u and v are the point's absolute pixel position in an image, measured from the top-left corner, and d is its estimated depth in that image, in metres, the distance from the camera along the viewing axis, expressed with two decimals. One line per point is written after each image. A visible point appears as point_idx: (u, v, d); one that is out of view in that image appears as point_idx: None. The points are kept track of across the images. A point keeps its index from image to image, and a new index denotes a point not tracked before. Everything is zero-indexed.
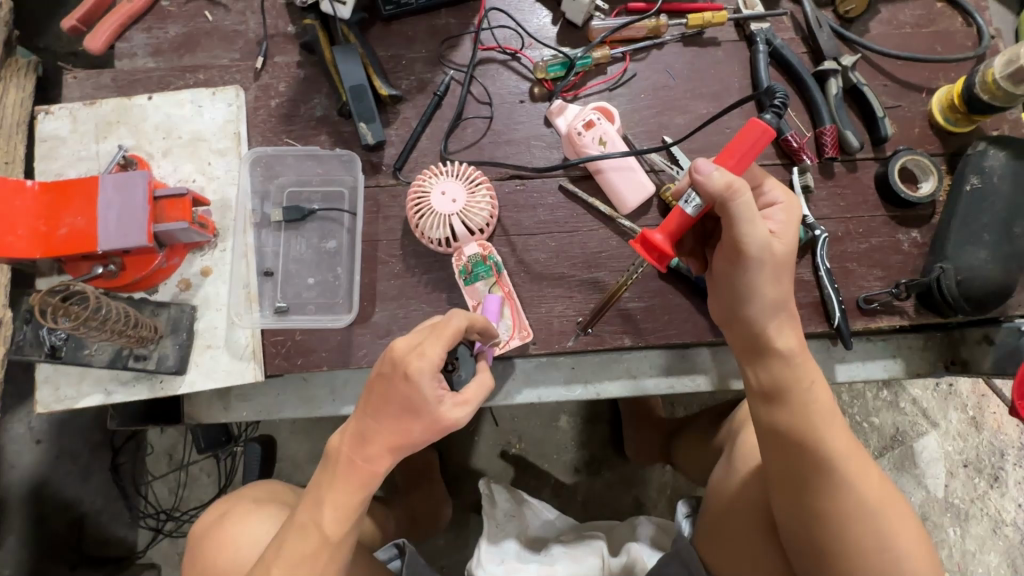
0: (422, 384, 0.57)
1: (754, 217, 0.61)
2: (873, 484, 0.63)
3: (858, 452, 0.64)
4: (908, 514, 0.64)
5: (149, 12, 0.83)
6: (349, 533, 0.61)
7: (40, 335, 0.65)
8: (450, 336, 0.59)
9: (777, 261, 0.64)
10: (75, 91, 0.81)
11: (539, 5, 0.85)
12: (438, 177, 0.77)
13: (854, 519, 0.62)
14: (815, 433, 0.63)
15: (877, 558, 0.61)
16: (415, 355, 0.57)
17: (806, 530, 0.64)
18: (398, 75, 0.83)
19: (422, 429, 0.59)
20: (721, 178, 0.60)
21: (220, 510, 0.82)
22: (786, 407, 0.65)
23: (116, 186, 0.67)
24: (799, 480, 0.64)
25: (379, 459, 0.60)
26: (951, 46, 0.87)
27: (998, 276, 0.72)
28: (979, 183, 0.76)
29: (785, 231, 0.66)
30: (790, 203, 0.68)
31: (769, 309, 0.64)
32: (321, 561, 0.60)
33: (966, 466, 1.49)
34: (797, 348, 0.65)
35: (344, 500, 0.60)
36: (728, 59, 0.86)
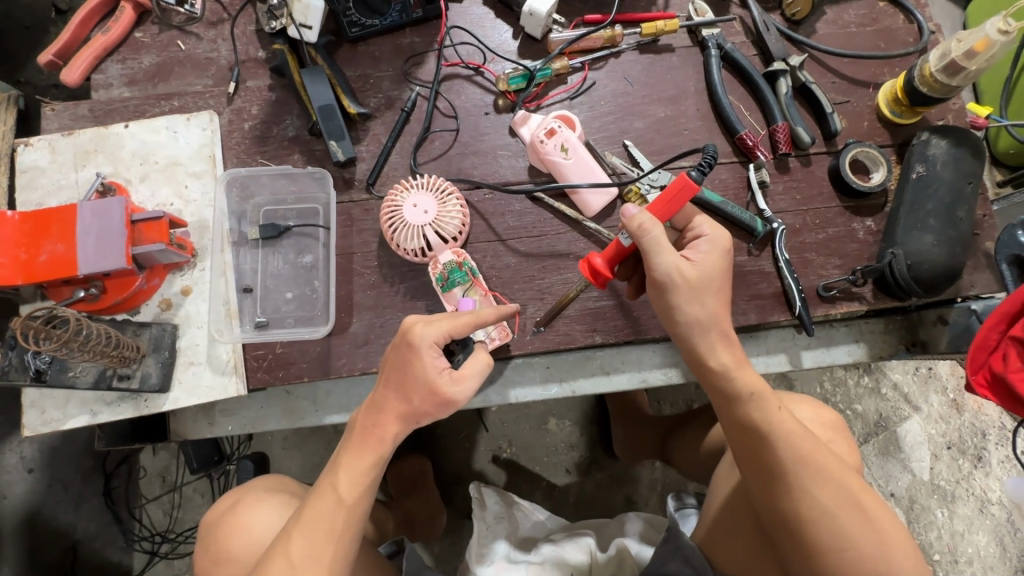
0: (422, 352, 0.62)
1: (663, 249, 0.68)
2: (830, 485, 0.63)
3: (812, 454, 0.64)
4: (876, 512, 0.63)
5: (123, 44, 0.86)
6: (365, 496, 0.63)
7: (24, 359, 0.68)
8: (460, 324, 0.65)
9: (691, 285, 0.69)
10: (54, 123, 0.84)
11: (499, 21, 0.89)
12: (410, 191, 0.79)
13: (811, 522, 0.62)
14: (762, 441, 0.65)
15: (834, 557, 0.62)
16: (420, 324, 0.63)
17: (775, 528, 0.66)
18: (367, 94, 0.86)
19: (423, 400, 0.63)
20: (636, 220, 0.67)
21: (233, 500, 0.84)
22: (737, 416, 0.68)
23: (95, 212, 0.69)
24: (758, 482, 0.67)
25: (387, 424, 0.63)
26: (894, 42, 0.91)
27: (945, 259, 0.76)
28: (924, 171, 0.79)
29: (703, 260, 0.70)
30: (716, 235, 0.72)
31: (693, 327, 0.69)
32: (338, 522, 0.61)
33: (949, 448, 1.52)
34: (731, 364, 0.69)
35: (359, 464, 0.63)
36: (683, 63, 0.90)
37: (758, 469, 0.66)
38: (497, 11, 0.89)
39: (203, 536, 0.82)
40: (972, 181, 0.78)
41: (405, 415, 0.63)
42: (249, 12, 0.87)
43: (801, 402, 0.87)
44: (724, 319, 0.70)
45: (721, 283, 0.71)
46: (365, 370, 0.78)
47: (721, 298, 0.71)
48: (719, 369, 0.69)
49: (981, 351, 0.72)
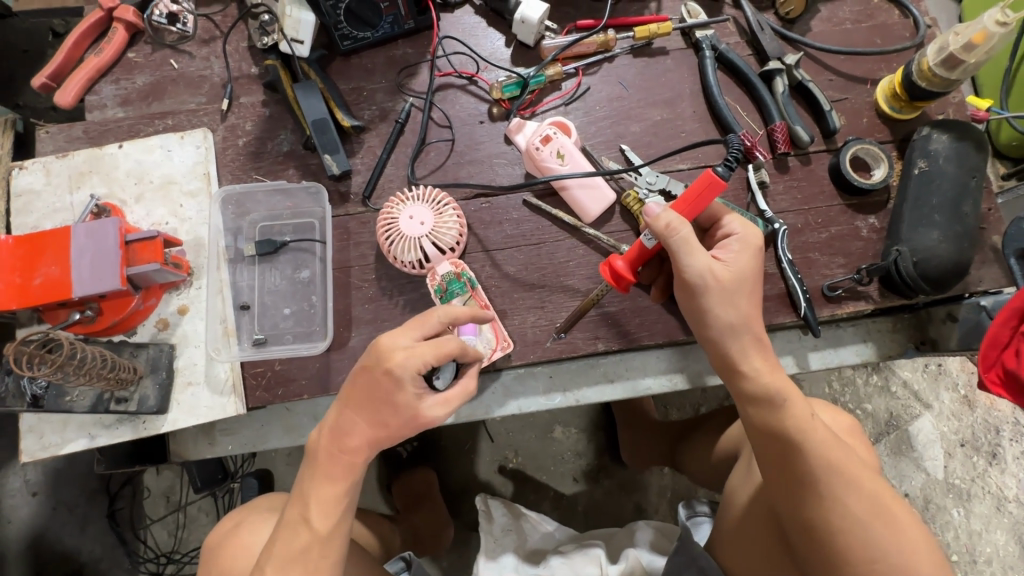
0: (403, 383, 0.60)
1: (692, 250, 0.67)
2: (860, 493, 0.60)
3: (841, 460, 0.61)
4: (910, 525, 0.59)
5: (116, 64, 0.86)
6: (340, 524, 0.63)
7: (22, 385, 0.67)
8: (441, 351, 0.61)
9: (723, 286, 0.67)
10: (49, 145, 0.84)
11: (492, 29, 0.89)
12: (405, 203, 0.78)
13: (840, 532, 0.59)
14: (790, 446, 0.63)
15: (864, 569, 0.58)
16: (398, 354, 0.60)
17: (799, 539, 0.63)
18: (360, 106, 0.86)
19: (401, 424, 0.62)
20: (661, 219, 0.66)
21: (234, 520, 0.83)
22: (763, 421, 0.65)
23: (88, 233, 0.69)
24: (783, 489, 0.64)
25: (358, 450, 0.62)
26: (890, 38, 0.90)
27: (952, 255, 0.74)
28: (926, 166, 0.78)
29: (735, 260, 0.69)
30: (747, 233, 0.71)
31: (725, 332, 0.67)
32: (311, 557, 0.61)
33: (963, 445, 1.49)
34: (763, 369, 0.66)
35: (330, 492, 0.62)
36: (678, 66, 0.89)
37: (785, 476, 0.63)
38: (490, 19, 0.89)
39: (204, 559, 0.81)
40: (977, 175, 0.77)
41: (376, 438, 0.63)
42: (241, 29, 0.87)
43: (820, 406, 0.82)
44: (757, 322, 0.68)
45: (754, 284, 0.69)
46: None
47: (754, 299, 0.69)
48: (751, 373, 0.66)
49: (993, 348, 0.71)
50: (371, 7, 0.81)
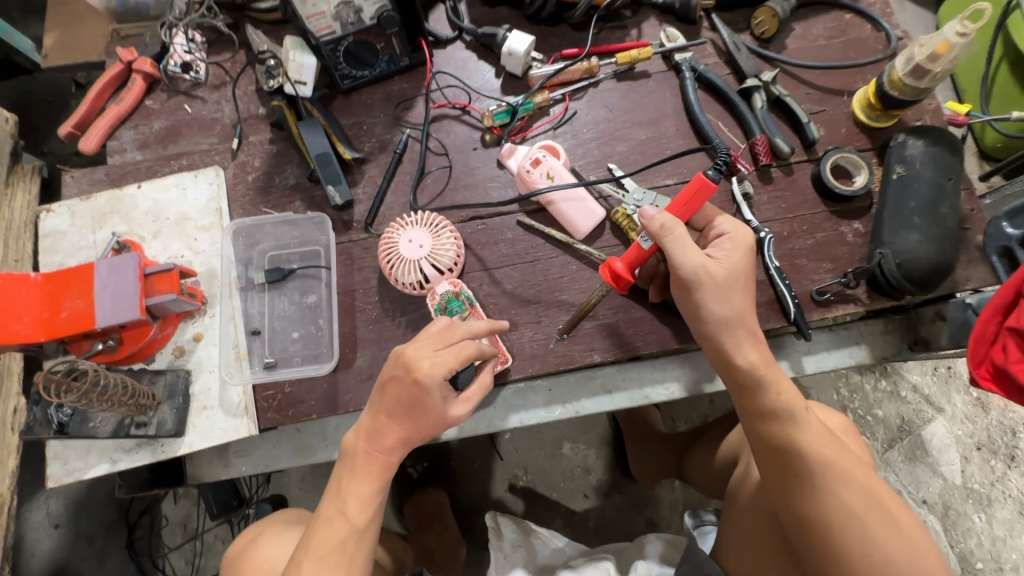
0: (431, 390, 0.63)
1: (685, 249, 0.69)
2: (855, 487, 0.61)
3: (836, 454, 0.63)
4: (908, 521, 0.59)
5: (135, 112, 0.93)
6: (374, 518, 0.65)
7: (48, 414, 0.72)
8: (464, 357, 0.65)
9: (716, 284, 0.69)
10: (73, 189, 0.90)
11: (482, 62, 0.95)
12: (405, 227, 0.82)
13: (837, 525, 0.60)
14: (785, 439, 0.65)
15: (862, 564, 0.58)
16: (425, 364, 0.63)
17: (798, 536, 0.64)
18: (361, 139, 0.91)
19: (432, 425, 0.65)
20: (655, 221, 0.69)
21: (253, 532, 0.85)
22: (761, 414, 0.67)
23: (110, 269, 0.73)
24: (781, 483, 0.65)
25: (391, 450, 0.65)
26: (863, 51, 0.94)
27: (934, 255, 0.76)
28: (904, 171, 0.81)
29: (727, 258, 0.70)
30: (739, 232, 0.72)
31: (720, 327, 0.69)
32: (348, 549, 0.63)
33: (979, 448, 1.47)
34: (758, 362, 0.68)
35: (366, 487, 0.65)
36: (660, 87, 0.93)
37: (781, 470, 0.65)
38: (480, 54, 0.95)
39: (224, 568, 0.83)
40: (953, 178, 0.79)
41: (408, 439, 0.66)
42: (249, 74, 0.94)
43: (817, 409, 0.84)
44: (751, 318, 0.70)
45: (746, 280, 0.71)
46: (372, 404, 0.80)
47: (747, 296, 0.70)
48: (748, 368, 0.67)
49: (981, 343, 0.72)
50: (367, 48, 0.87)
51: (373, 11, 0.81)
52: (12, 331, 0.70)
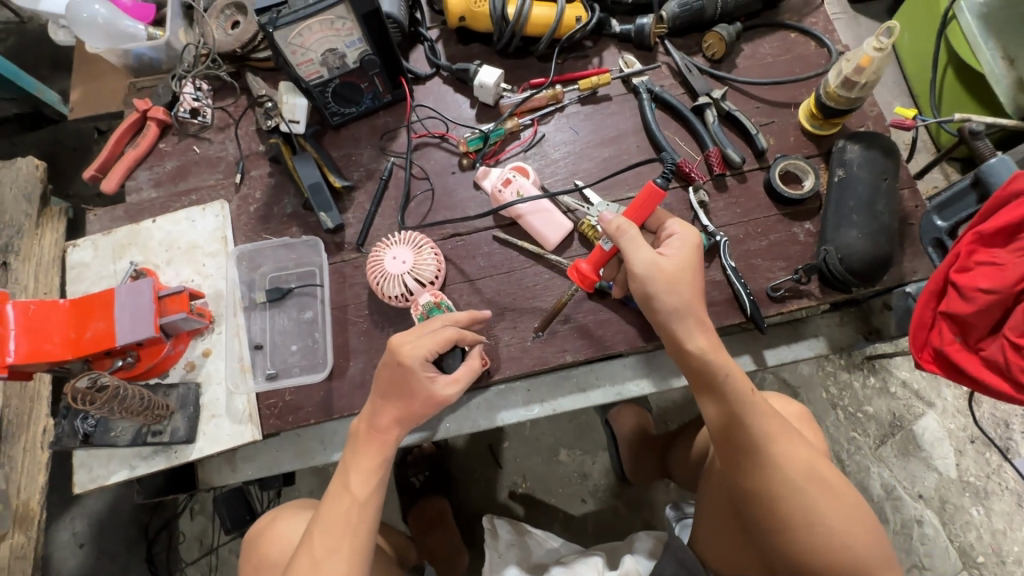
0: (416, 371, 0.72)
1: (639, 247, 0.76)
2: (799, 463, 0.70)
3: (780, 433, 0.71)
4: (840, 488, 0.70)
5: (150, 155, 1.04)
6: (375, 490, 0.73)
7: (74, 425, 0.81)
8: (441, 338, 0.74)
9: (667, 278, 0.75)
10: (96, 225, 1.00)
11: (458, 95, 1.04)
12: (390, 246, 0.91)
13: (783, 498, 0.69)
14: (736, 421, 0.72)
15: (805, 530, 0.68)
16: (408, 347, 0.72)
17: (750, 507, 0.72)
18: (350, 169, 1.01)
19: (421, 405, 0.74)
20: (613, 223, 0.77)
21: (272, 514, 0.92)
22: (714, 399, 0.74)
23: (129, 293, 0.82)
24: (734, 461, 0.73)
25: (389, 428, 0.74)
26: (808, 66, 1.02)
27: (874, 250, 0.82)
28: (844, 174, 0.88)
29: (677, 255, 0.78)
30: (686, 232, 0.79)
31: (672, 316, 0.75)
32: (352, 519, 0.71)
33: (973, 441, 1.41)
34: (707, 348, 0.74)
35: (368, 465, 0.73)
36: (621, 108, 1.02)
37: (734, 449, 0.73)
38: (456, 87, 1.05)
39: (246, 549, 0.91)
40: (888, 178, 0.86)
41: (403, 419, 0.74)
42: (249, 116, 1.05)
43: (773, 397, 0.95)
44: (700, 307, 0.76)
45: (693, 274, 0.77)
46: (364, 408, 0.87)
47: (695, 288, 0.77)
48: (698, 354, 0.74)
49: (921, 330, 0.77)
50: (353, 88, 0.97)
51: (356, 56, 0.92)
52: (44, 351, 0.79)
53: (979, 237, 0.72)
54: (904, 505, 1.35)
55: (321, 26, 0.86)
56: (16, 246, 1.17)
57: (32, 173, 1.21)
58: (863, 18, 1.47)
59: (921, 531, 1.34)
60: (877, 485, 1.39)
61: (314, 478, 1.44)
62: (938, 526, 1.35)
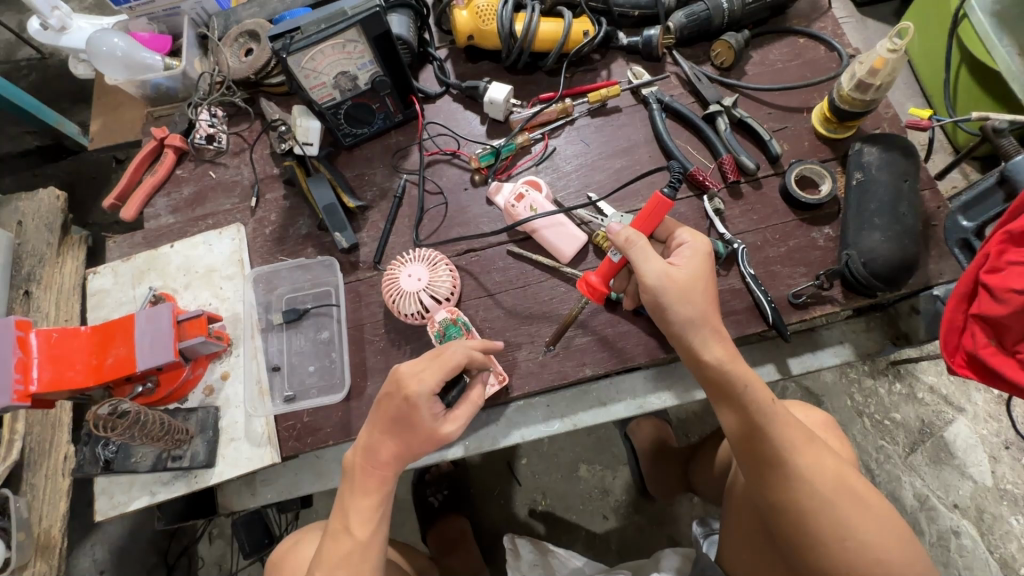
0: (419, 405, 0.69)
1: (649, 258, 0.75)
2: (825, 474, 0.66)
3: (804, 443, 0.68)
4: (873, 502, 0.66)
5: (167, 181, 1.06)
6: (376, 531, 0.71)
7: (95, 452, 0.81)
8: (448, 370, 0.71)
9: (679, 288, 0.74)
10: (116, 252, 1.02)
11: (468, 112, 1.05)
12: (405, 263, 0.91)
13: (811, 512, 0.65)
14: (756, 431, 0.69)
15: (837, 547, 0.64)
16: (414, 380, 0.70)
17: (777, 522, 0.69)
18: (363, 189, 1.01)
19: (420, 441, 0.71)
20: (621, 235, 0.76)
21: (294, 538, 0.92)
22: (732, 410, 0.72)
23: (148, 318, 0.83)
24: (757, 474, 0.70)
25: (385, 464, 0.71)
26: (819, 70, 1.01)
27: (897, 253, 0.81)
28: (862, 177, 0.87)
29: (689, 264, 0.76)
30: (696, 242, 0.78)
31: (686, 326, 0.74)
32: (353, 561, 0.69)
33: (1009, 447, 1.35)
34: (725, 358, 0.72)
35: (366, 503, 0.71)
36: (631, 119, 1.02)
37: (756, 461, 0.70)
38: (466, 104, 1.06)
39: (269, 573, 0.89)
40: (909, 179, 0.85)
41: (401, 455, 0.71)
42: (264, 140, 1.06)
43: (793, 405, 0.93)
44: (714, 317, 0.75)
45: (706, 283, 0.76)
46: None
47: (708, 298, 0.75)
48: (715, 364, 0.72)
49: (953, 333, 0.75)
50: (365, 109, 0.98)
51: (367, 78, 0.94)
52: (66, 378, 0.79)
53: (1008, 237, 0.70)
54: (939, 516, 1.32)
55: (332, 50, 0.87)
56: (38, 275, 1.19)
57: (53, 204, 1.24)
58: (871, 21, 1.47)
59: (959, 542, 1.29)
60: (910, 495, 1.34)
61: (332, 500, 1.42)
62: (976, 538, 1.30)
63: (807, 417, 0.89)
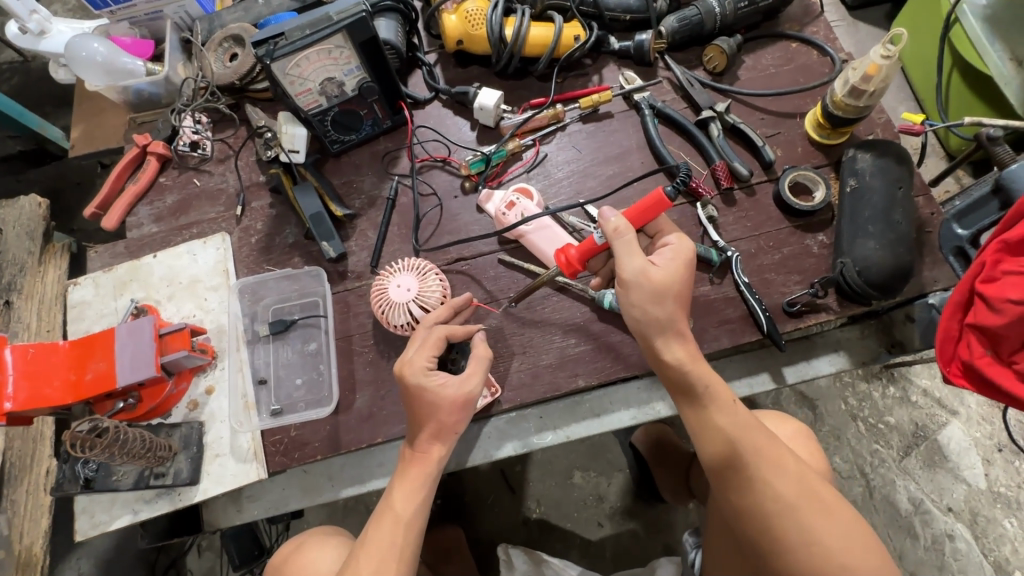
0: (423, 384, 0.72)
1: (634, 253, 0.70)
2: (789, 478, 0.65)
3: (767, 447, 0.67)
4: (837, 506, 0.65)
5: (150, 190, 1.03)
6: (419, 510, 0.71)
7: (75, 470, 0.79)
8: (431, 342, 0.75)
9: (656, 288, 0.69)
10: (97, 262, 0.99)
11: (459, 119, 1.04)
12: (394, 273, 0.88)
13: (775, 517, 0.64)
14: (718, 435, 0.68)
15: (802, 552, 0.63)
16: (407, 366, 0.73)
17: (742, 527, 0.68)
18: (351, 197, 0.99)
19: (450, 410, 0.73)
20: (611, 223, 0.71)
21: (297, 541, 0.85)
22: (692, 410, 0.70)
23: (129, 333, 0.80)
24: (719, 478, 0.69)
25: (430, 444, 0.73)
26: (812, 75, 1.01)
27: (890, 261, 0.80)
28: (856, 184, 0.86)
29: (670, 265, 0.71)
30: (681, 245, 0.74)
31: (650, 326, 0.70)
32: (398, 538, 0.69)
33: (1002, 450, 1.34)
34: (685, 359, 0.70)
35: (413, 482, 0.72)
36: (623, 125, 1.00)
37: (717, 464, 0.68)
38: (455, 110, 1.04)
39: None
40: (902, 186, 0.84)
41: (439, 434, 0.74)
42: (250, 146, 1.04)
43: (767, 416, 0.91)
44: (681, 321, 0.71)
45: (682, 289, 0.71)
46: (373, 442, 0.85)
47: (680, 304, 0.71)
48: (674, 364, 0.70)
49: (948, 343, 0.75)
50: (352, 115, 0.96)
51: (354, 83, 0.92)
52: (43, 396, 0.77)
53: (1004, 246, 0.69)
54: (934, 519, 1.31)
55: (318, 56, 0.85)
56: (18, 285, 1.16)
57: (34, 211, 1.20)
58: (863, 24, 1.46)
59: (953, 546, 1.29)
60: (905, 499, 1.34)
61: (324, 510, 1.40)
62: (971, 541, 1.29)
63: (778, 431, 0.87)
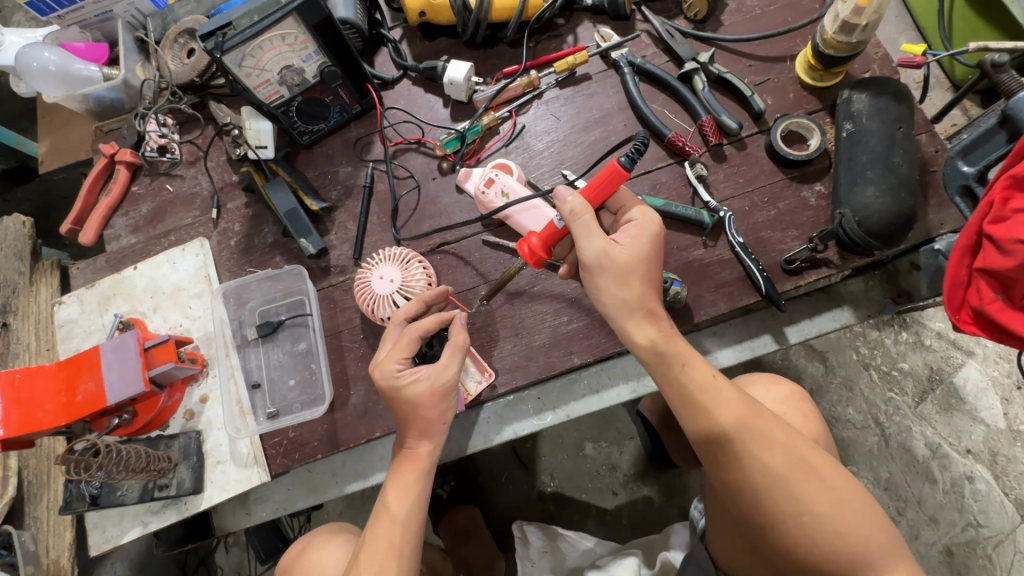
0: (397, 385, 0.72)
1: (593, 234, 0.67)
2: (777, 449, 0.64)
3: (754, 420, 0.65)
4: (826, 471, 0.64)
5: (123, 200, 1.00)
6: (413, 509, 0.71)
7: (81, 488, 0.80)
8: (403, 342, 0.73)
9: (620, 268, 0.67)
10: (80, 279, 0.98)
11: (431, 96, 0.99)
12: (376, 265, 0.86)
13: (766, 490, 0.63)
14: (702, 415, 0.65)
15: (793, 522, 0.62)
16: (378, 368, 0.73)
17: (733, 503, 0.66)
18: (327, 189, 0.96)
19: (430, 404, 0.72)
20: (567, 204, 0.67)
21: (302, 543, 0.87)
22: (673, 391, 0.67)
23: (113, 349, 0.79)
24: (705, 456, 0.67)
25: (417, 442, 0.73)
26: (801, 13, 0.94)
27: (892, 208, 0.76)
28: (852, 127, 0.81)
29: (633, 244, 0.68)
30: (646, 220, 0.70)
31: (620, 309, 0.67)
32: (395, 538, 0.69)
33: (1021, 388, 1.31)
34: (658, 338, 0.67)
35: (406, 481, 0.72)
36: (603, 86, 0.95)
37: (703, 444, 0.66)
38: (427, 87, 1.00)
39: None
40: (902, 124, 0.79)
41: (425, 430, 0.73)
42: (218, 145, 1.01)
43: (766, 380, 0.89)
44: (653, 300, 0.68)
45: (649, 267, 0.68)
46: (370, 437, 0.85)
47: (649, 280, 0.68)
48: (647, 345, 0.67)
49: (957, 290, 0.72)
50: (318, 103, 0.92)
51: (315, 69, 0.87)
52: (36, 420, 0.76)
53: (1012, 181, 0.65)
54: (952, 463, 1.29)
55: (274, 43, 0.81)
56: (13, 306, 1.15)
57: (19, 230, 1.19)
58: None
59: (973, 488, 1.27)
60: (922, 445, 1.31)
61: (342, 500, 1.42)
62: (991, 482, 1.27)
63: (779, 392, 0.85)
